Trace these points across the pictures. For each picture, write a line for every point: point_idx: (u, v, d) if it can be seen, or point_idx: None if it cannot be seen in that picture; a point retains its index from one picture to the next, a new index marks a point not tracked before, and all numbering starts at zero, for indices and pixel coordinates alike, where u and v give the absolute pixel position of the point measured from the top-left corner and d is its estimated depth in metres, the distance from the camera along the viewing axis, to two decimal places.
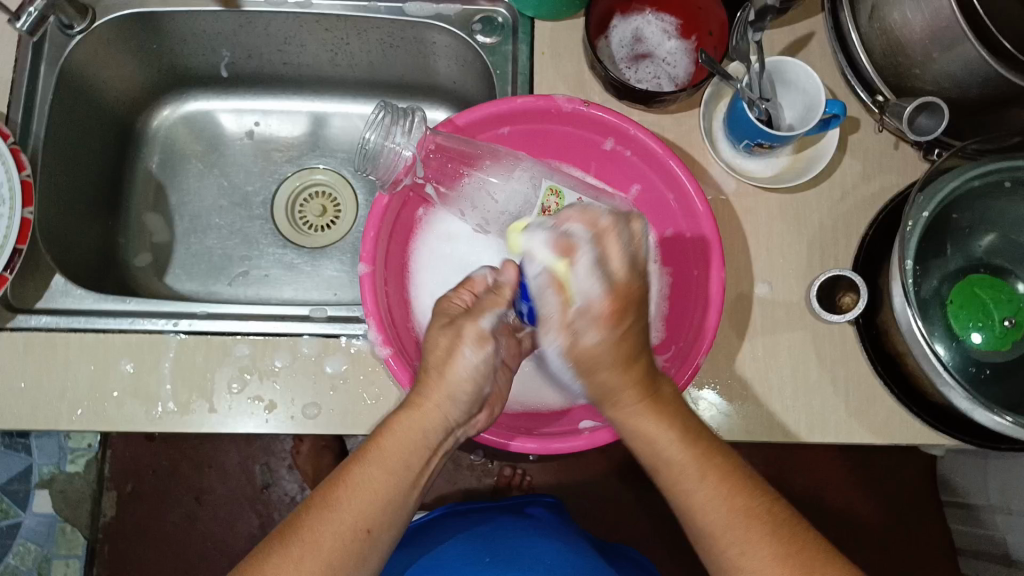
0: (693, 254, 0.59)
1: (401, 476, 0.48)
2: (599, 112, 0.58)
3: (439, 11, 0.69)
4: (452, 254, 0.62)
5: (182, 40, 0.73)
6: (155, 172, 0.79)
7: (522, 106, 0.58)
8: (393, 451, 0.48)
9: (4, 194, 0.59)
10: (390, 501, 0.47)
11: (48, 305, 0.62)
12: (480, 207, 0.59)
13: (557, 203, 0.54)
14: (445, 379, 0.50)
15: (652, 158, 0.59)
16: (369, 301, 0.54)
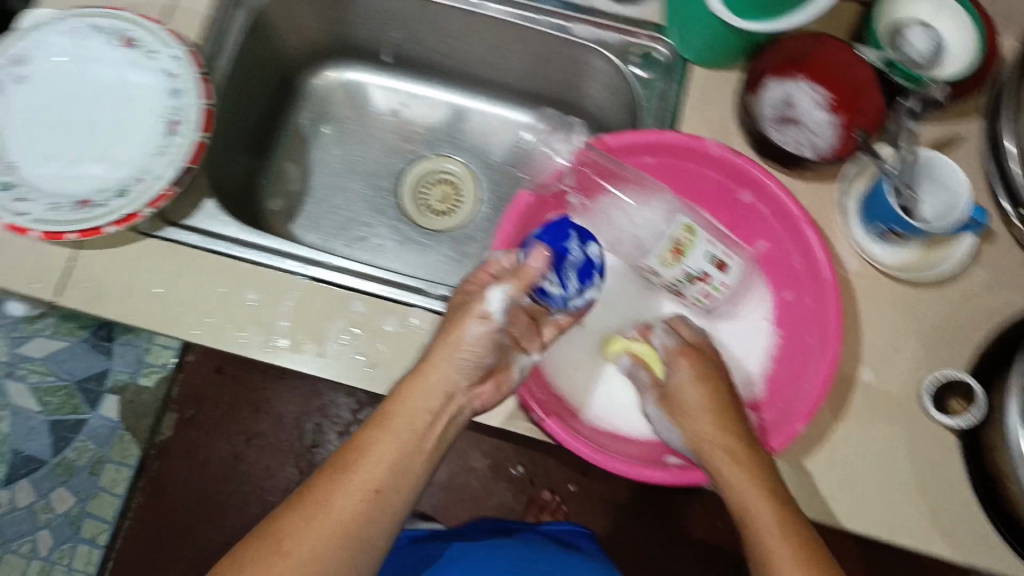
0: (810, 320, 0.61)
1: (408, 433, 0.52)
2: (745, 163, 0.60)
3: (601, 37, 0.72)
4: None
5: (359, 14, 0.78)
6: (304, 126, 0.85)
7: (671, 140, 0.60)
8: (396, 415, 0.52)
9: (185, 116, 0.66)
10: (398, 458, 0.51)
11: (198, 226, 0.70)
12: (614, 226, 0.65)
13: (689, 241, 0.58)
14: (452, 345, 0.55)
15: (786, 218, 0.60)
16: None
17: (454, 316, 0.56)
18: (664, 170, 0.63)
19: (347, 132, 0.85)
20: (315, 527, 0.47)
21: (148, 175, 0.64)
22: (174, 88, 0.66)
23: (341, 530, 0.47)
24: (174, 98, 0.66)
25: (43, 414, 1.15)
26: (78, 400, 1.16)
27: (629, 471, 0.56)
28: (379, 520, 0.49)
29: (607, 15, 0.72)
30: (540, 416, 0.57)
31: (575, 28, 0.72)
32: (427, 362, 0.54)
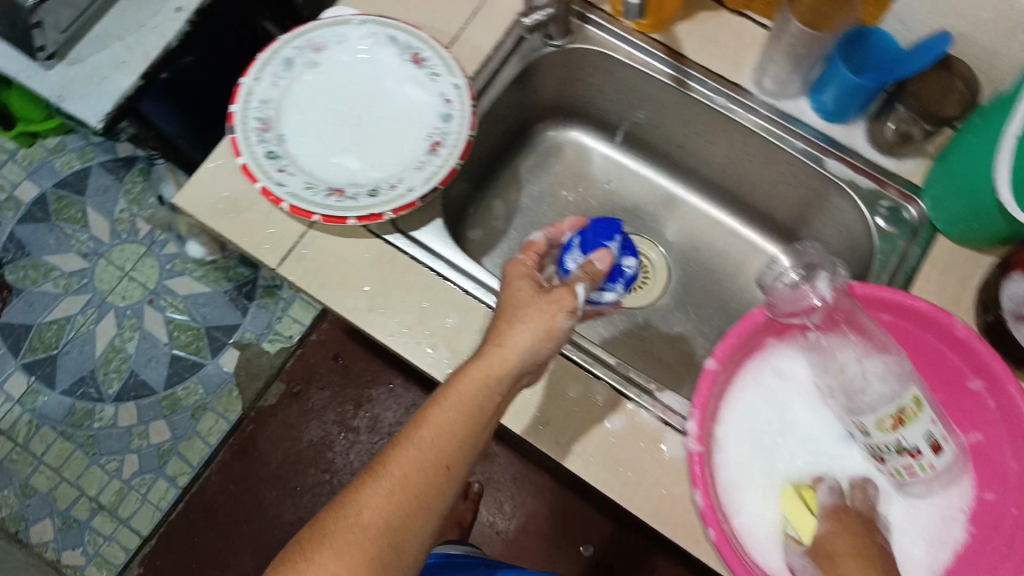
0: (1009, 533, 0.57)
1: (471, 402, 0.53)
2: (990, 354, 0.58)
3: (854, 179, 0.72)
4: (776, 391, 0.65)
5: (615, 88, 0.79)
6: (523, 171, 0.87)
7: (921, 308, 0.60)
8: (464, 385, 0.53)
9: (449, 142, 0.68)
10: (463, 430, 0.52)
11: (418, 238, 0.71)
12: (834, 370, 0.62)
13: (914, 412, 0.55)
14: (521, 319, 0.56)
15: (1015, 421, 0.58)
16: (701, 394, 0.59)
17: (545, 305, 0.57)
18: (901, 334, 0.62)
19: (561, 187, 0.87)
20: (382, 491, 0.49)
21: (400, 184, 0.67)
22: (447, 112, 0.69)
23: (404, 496, 0.49)
24: (444, 122, 0.69)
25: (168, 346, 1.19)
26: (202, 344, 1.20)
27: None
28: (442, 490, 0.50)
29: (864, 160, 0.72)
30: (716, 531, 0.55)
31: (829, 163, 0.72)
32: (501, 339, 0.55)
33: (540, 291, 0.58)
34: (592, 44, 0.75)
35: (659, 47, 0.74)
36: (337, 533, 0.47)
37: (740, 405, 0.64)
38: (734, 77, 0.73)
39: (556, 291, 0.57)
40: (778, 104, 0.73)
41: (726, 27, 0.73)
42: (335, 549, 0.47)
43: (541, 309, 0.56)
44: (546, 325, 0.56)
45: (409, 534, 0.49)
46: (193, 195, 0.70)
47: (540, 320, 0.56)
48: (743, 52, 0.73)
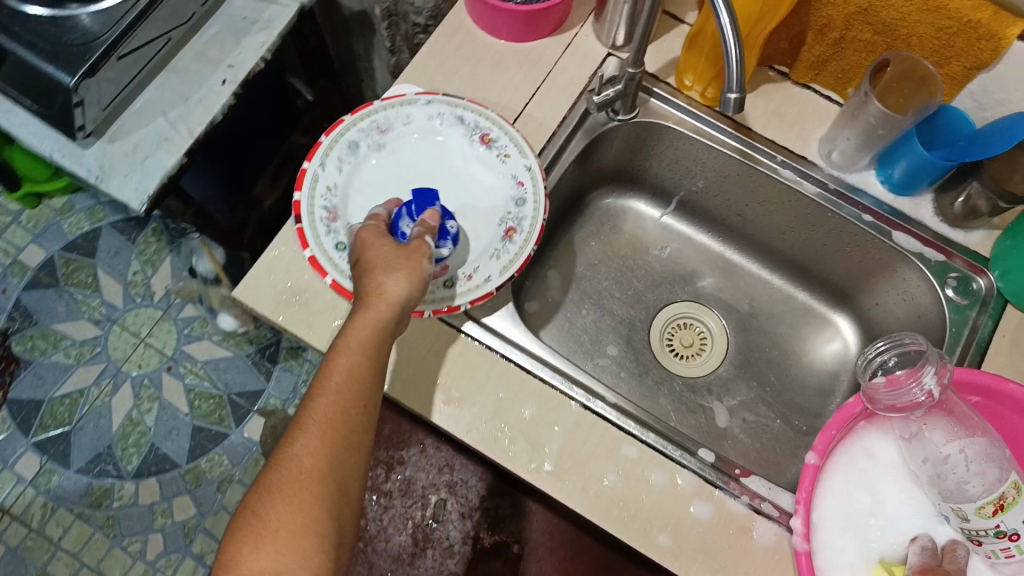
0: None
1: (373, 343, 0.54)
2: None
3: (922, 251, 0.72)
4: (866, 472, 0.63)
5: (676, 158, 0.80)
6: (576, 240, 0.85)
7: (1011, 391, 0.59)
8: (358, 325, 0.54)
9: (523, 227, 0.66)
10: (371, 367, 0.54)
11: (490, 323, 0.69)
12: (926, 451, 0.60)
13: (1014, 498, 0.53)
14: (377, 268, 0.57)
15: None
16: (805, 488, 0.60)
17: (406, 255, 0.58)
18: (989, 413, 0.61)
19: (615, 254, 0.86)
20: (315, 437, 0.50)
21: (477, 274, 0.64)
22: (520, 196, 0.67)
23: (335, 438, 0.51)
24: (517, 206, 0.67)
25: (189, 417, 1.16)
26: (225, 413, 1.16)
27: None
28: (363, 427, 0.52)
29: (930, 231, 0.73)
30: None
31: (898, 235, 0.73)
32: (367, 275, 0.57)
33: (404, 246, 0.58)
34: (653, 117, 0.76)
35: (724, 121, 0.75)
36: (283, 487, 0.48)
37: (834, 488, 0.62)
38: (799, 149, 0.75)
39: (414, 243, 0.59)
40: (843, 176, 0.74)
41: (791, 102, 0.75)
42: (286, 504, 0.48)
43: (407, 252, 0.58)
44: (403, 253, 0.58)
45: (346, 474, 0.50)
46: (251, 286, 0.67)
47: (382, 253, 0.58)
48: (807, 126, 0.75)
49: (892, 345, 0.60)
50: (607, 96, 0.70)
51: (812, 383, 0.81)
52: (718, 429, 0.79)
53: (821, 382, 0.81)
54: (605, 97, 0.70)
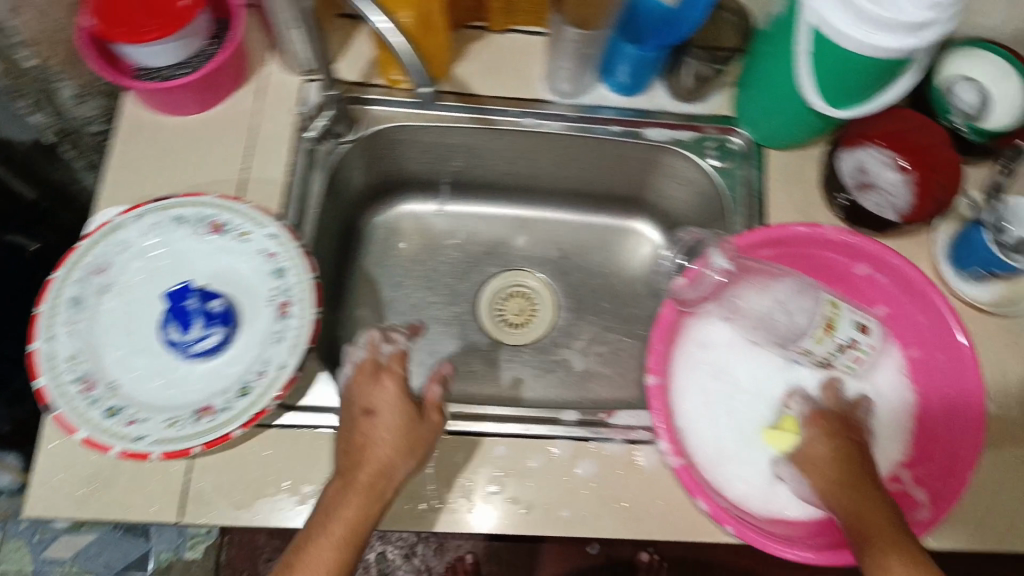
0: (944, 374, 0.63)
1: (361, 519, 0.50)
2: (862, 240, 0.64)
3: (675, 136, 0.74)
4: (710, 361, 0.67)
5: (422, 149, 0.77)
6: (369, 266, 0.82)
7: (792, 233, 0.63)
8: (341, 517, 0.50)
9: (295, 293, 0.62)
10: (350, 549, 0.49)
11: (311, 403, 0.65)
12: (745, 315, 0.67)
13: (837, 315, 0.59)
14: (377, 438, 0.54)
15: (908, 285, 0.64)
16: (660, 414, 0.60)
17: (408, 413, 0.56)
18: (785, 256, 0.65)
19: (414, 260, 0.83)
20: None
21: (270, 367, 0.60)
22: (278, 267, 0.63)
23: None
24: (280, 278, 0.63)
25: None
26: None
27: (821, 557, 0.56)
28: None
29: (673, 116, 0.75)
30: (736, 527, 0.56)
31: (649, 132, 0.75)
32: (366, 446, 0.54)
33: (418, 419, 0.56)
34: (377, 124, 0.72)
35: (449, 97, 0.73)
36: None
37: (686, 390, 0.65)
38: (528, 94, 0.74)
39: (428, 415, 0.57)
40: (578, 101, 0.75)
41: (502, 51, 0.74)
42: None
43: (422, 428, 0.56)
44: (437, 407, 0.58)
45: None
46: (41, 499, 0.59)
47: (384, 413, 0.56)
48: (525, 67, 0.74)
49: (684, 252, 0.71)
50: None
51: (639, 291, 0.84)
52: (578, 374, 0.79)
53: (647, 286, 0.84)
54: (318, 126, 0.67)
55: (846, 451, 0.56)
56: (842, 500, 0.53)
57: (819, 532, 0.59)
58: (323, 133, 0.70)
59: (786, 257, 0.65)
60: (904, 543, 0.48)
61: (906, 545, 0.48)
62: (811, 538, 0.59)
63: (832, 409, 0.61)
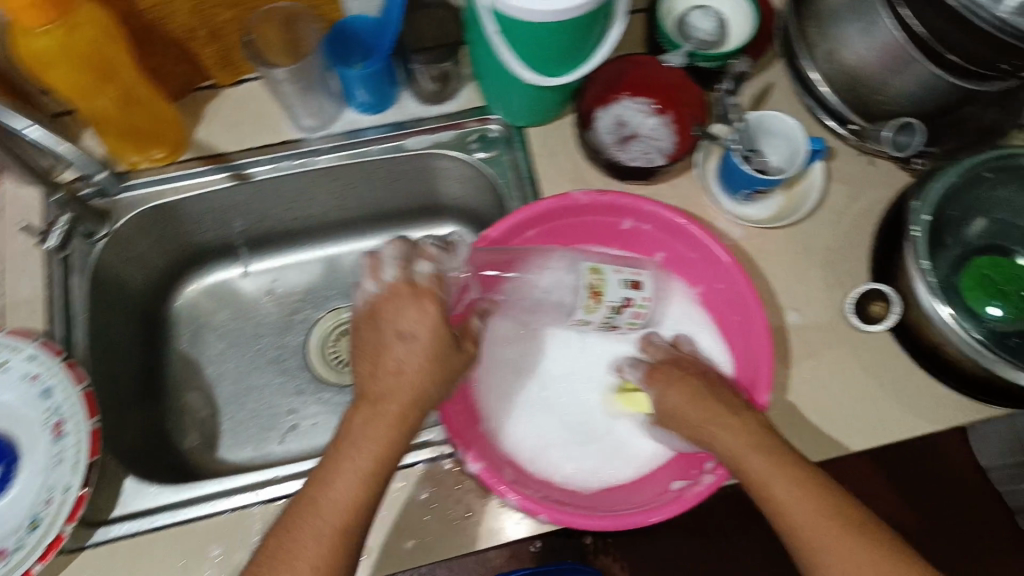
0: (728, 304, 0.66)
1: (384, 446, 0.51)
2: (614, 199, 0.65)
3: (437, 139, 0.74)
4: (509, 357, 0.69)
5: (196, 220, 0.75)
6: (186, 349, 0.80)
7: (545, 208, 0.64)
8: (365, 450, 0.51)
9: (67, 411, 0.61)
10: (384, 463, 0.51)
11: (125, 510, 0.65)
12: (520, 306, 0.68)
13: (601, 280, 0.59)
14: (413, 365, 0.52)
15: (670, 227, 0.66)
16: (450, 423, 0.59)
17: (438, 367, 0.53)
18: (550, 228, 0.67)
19: (231, 330, 0.81)
20: (312, 549, 0.48)
21: (55, 492, 0.59)
22: (45, 387, 0.62)
23: (337, 539, 0.49)
24: (50, 400, 0.62)
25: None
26: None
27: (648, 519, 0.57)
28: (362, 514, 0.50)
29: (433, 120, 0.74)
30: (547, 513, 0.56)
31: (411, 142, 0.74)
32: (399, 372, 0.52)
33: (451, 346, 0.55)
34: (133, 209, 0.70)
35: (197, 163, 0.71)
36: None
37: (491, 389, 0.66)
38: (278, 138, 0.72)
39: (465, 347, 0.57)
40: (330, 130, 0.73)
41: (241, 103, 0.72)
42: None
43: (454, 357, 0.55)
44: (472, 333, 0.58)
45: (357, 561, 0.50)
46: None
47: (421, 332, 0.53)
48: (268, 112, 0.72)
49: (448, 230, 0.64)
50: (60, 231, 0.65)
51: None
52: None
53: None
54: (57, 234, 0.65)
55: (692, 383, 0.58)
56: (715, 441, 0.54)
57: (654, 488, 0.62)
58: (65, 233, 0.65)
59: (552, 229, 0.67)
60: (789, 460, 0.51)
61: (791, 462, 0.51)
62: (649, 498, 0.61)
63: (663, 360, 0.64)
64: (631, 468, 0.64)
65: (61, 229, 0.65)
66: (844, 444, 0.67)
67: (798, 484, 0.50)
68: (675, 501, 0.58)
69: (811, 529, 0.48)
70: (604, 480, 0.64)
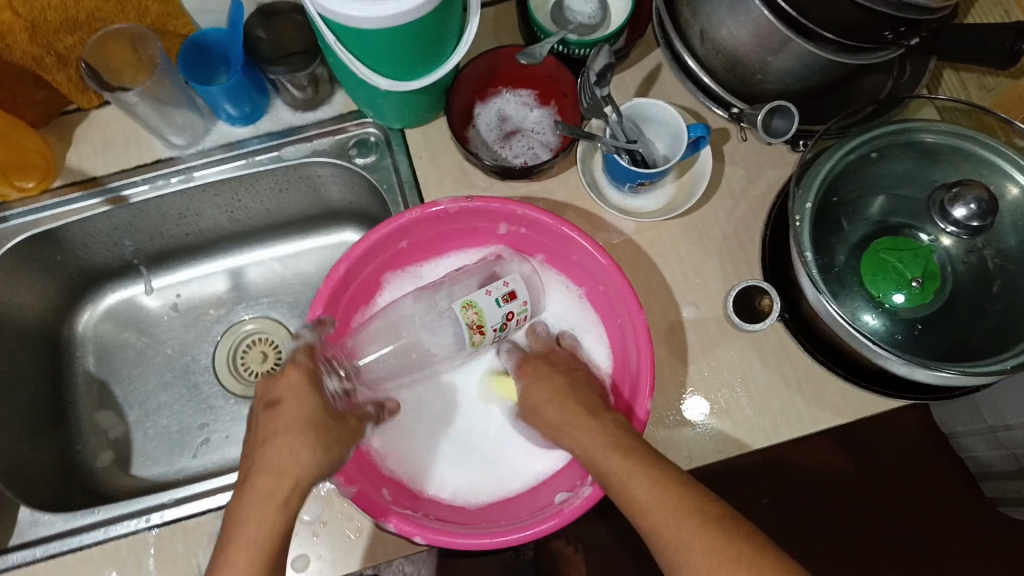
0: (612, 302, 0.67)
1: (275, 501, 0.48)
2: (483, 204, 0.65)
3: (314, 147, 0.72)
4: None
5: (84, 244, 0.74)
6: (94, 370, 0.80)
7: (410, 219, 0.65)
8: (246, 514, 0.48)
9: None
10: (279, 525, 0.48)
11: (22, 540, 0.64)
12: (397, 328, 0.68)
13: (477, 316, 0.60)
14: (292, 428, 0.51)
15: (545, 228, 0.66)
16: None
17: (318, 429, 0.52)
18: (422, 232, 0.68)
19: (138, 348, 0.81)
20: None
21: None
22: None
23: None
24: None
25: None
26: None
27: (529, 535, 0.56)
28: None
29: (310, 127, 0.72)
30: (424, 535, 0.56)
31: (287, 152, 0.72)
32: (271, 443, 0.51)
33: (331, 417, 0.54)
34: (12, 239, 0.69)
35: (69, 189, 0.70)
36: None
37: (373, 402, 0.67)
38: (150, 157, 0.71)
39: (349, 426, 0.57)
40: (204, 146, 0.71)
41: (109, 125, 0.71)
42: None
43: (337, 430, 0.54)
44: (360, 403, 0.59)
45: None
46: None
47: (291, 401, 0.53)
48: (138, 132, 0.71)
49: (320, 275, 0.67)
50: None
51: None
52: None
53: None
54: None
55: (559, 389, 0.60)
56: (611, 464, 0.52)
57: (542, 500, 0.62)
58: None
59: (425, 233, 0.68)
60: (652, 458, 0.51)
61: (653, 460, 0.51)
62: (533, 511, 0.61)
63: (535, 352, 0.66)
64: (520, 481, 0.65)
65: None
66: (743, 440, 0.65)
67: (658, 479, 0.49)
68: (556, 514, 0.57)
69: (669, 522, 0.47)
70: (493, 494, 0.64)
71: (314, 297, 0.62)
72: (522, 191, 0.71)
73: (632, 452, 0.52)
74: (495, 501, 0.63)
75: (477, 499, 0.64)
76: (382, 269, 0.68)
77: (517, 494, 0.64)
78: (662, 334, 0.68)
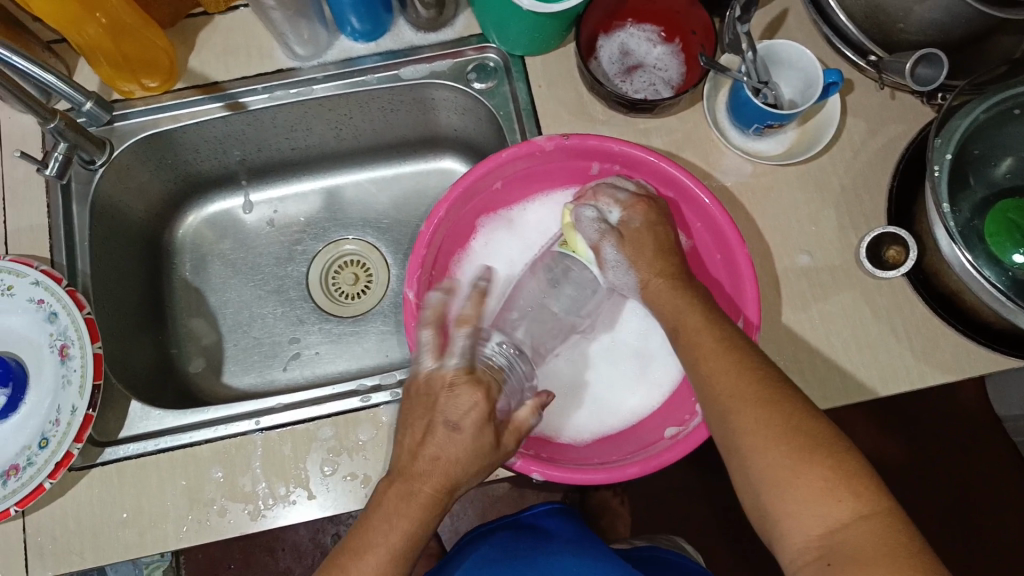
0: (709, 240, 0.64)
1: (420, 524, 0.47)
2: (579, 140, 0.61)
3: (432, 69, 0.72)
4: (488, 311, 0.66)
5: (195, 149, 0.75)
6: (190, 278, 0.81)
7: (508, 157, 0.61)
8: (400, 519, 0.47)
9: (73, 335, 0.63)
10: (419, 538, 0.48)
11: (131, 433, 0.66)
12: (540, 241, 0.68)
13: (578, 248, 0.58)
14: (447, 457, 0.48)
15: (640, 166, 0.63)
16: None
17: (481, 447, 0.48)
18: (517, 172, 0.65)
19: (234, 257, 0.82)
20: None
21: (64, 414, 0.61)
22: (50, 312, 0.64)
23: None
24: (55, 323, 0.64)
25: None
26: None
27: (643, 469, 0.55)
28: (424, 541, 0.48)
29: (427, 49, 0.72)
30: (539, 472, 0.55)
31: (405, 72, 0.71)
32: (436, 451, 0.48)
33: (492, 435, 0.49)
34: (130, 139, 0.70)
35: (192, 92, 0.70)
36: None
37: None
38: (271, 65, 0.71)
39: (507, 442, 0.50)
40: (325, 59, 0.71)
41: (233, 30, 0.71)
42: None
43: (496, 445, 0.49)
44: (657, 240, 0.57)
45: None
46: None
47: (469, 427, 0.48)
48: (261, 41, 0.71)
49: (469, 197, 0.63)
50: (59, 160, 0.62)
51: None
52: None
53: None
54: (57, 164, 0.62)
55: (683, 293, 0.55)
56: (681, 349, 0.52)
57: (644, 439, 0.61)
58: (65, 163, 0.63)
59: (518, 173, 0.65)
60: (788, 409, 0.46)
61: (782, 409, 0.46)
62: (640, 448, 0.60)
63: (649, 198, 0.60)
64: (618, 420, 0.63)
65: (61, 156, 0.63)
66: (855, 391, 0.65)
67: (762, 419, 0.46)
68: (672, 448, 0.56)
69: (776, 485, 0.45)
70: (601, 434, 0.63)
71: (418, 236, 0.59)
72: (640, 127, 0.70)
73: (757, 397, 0.47)
74: (599, 440, 0.62)
75: (583, 434, 0.63)
76: (475, 212, 0.65)
77: (619, 431, 0.63)
78: (774, 281, 0.67)
